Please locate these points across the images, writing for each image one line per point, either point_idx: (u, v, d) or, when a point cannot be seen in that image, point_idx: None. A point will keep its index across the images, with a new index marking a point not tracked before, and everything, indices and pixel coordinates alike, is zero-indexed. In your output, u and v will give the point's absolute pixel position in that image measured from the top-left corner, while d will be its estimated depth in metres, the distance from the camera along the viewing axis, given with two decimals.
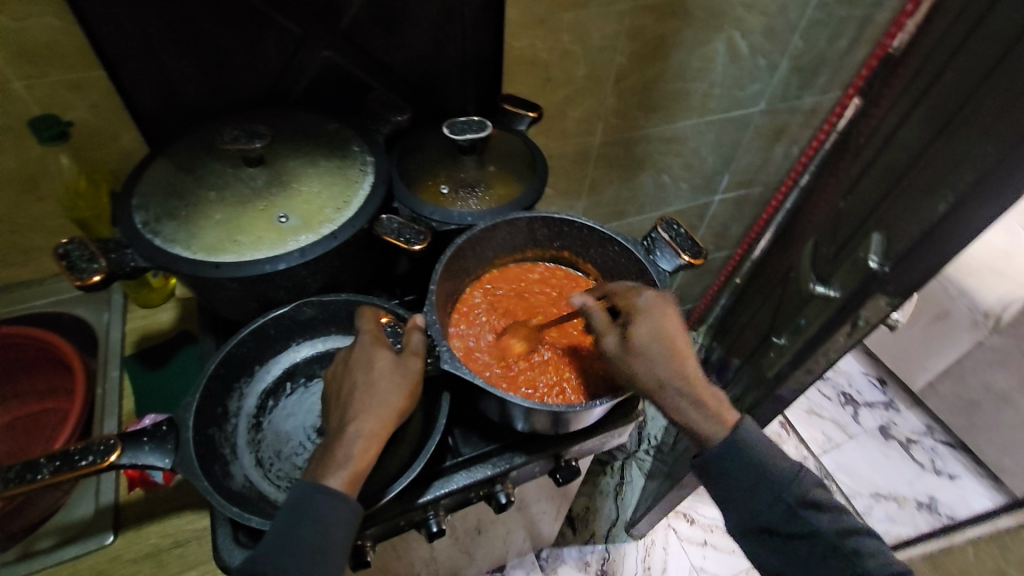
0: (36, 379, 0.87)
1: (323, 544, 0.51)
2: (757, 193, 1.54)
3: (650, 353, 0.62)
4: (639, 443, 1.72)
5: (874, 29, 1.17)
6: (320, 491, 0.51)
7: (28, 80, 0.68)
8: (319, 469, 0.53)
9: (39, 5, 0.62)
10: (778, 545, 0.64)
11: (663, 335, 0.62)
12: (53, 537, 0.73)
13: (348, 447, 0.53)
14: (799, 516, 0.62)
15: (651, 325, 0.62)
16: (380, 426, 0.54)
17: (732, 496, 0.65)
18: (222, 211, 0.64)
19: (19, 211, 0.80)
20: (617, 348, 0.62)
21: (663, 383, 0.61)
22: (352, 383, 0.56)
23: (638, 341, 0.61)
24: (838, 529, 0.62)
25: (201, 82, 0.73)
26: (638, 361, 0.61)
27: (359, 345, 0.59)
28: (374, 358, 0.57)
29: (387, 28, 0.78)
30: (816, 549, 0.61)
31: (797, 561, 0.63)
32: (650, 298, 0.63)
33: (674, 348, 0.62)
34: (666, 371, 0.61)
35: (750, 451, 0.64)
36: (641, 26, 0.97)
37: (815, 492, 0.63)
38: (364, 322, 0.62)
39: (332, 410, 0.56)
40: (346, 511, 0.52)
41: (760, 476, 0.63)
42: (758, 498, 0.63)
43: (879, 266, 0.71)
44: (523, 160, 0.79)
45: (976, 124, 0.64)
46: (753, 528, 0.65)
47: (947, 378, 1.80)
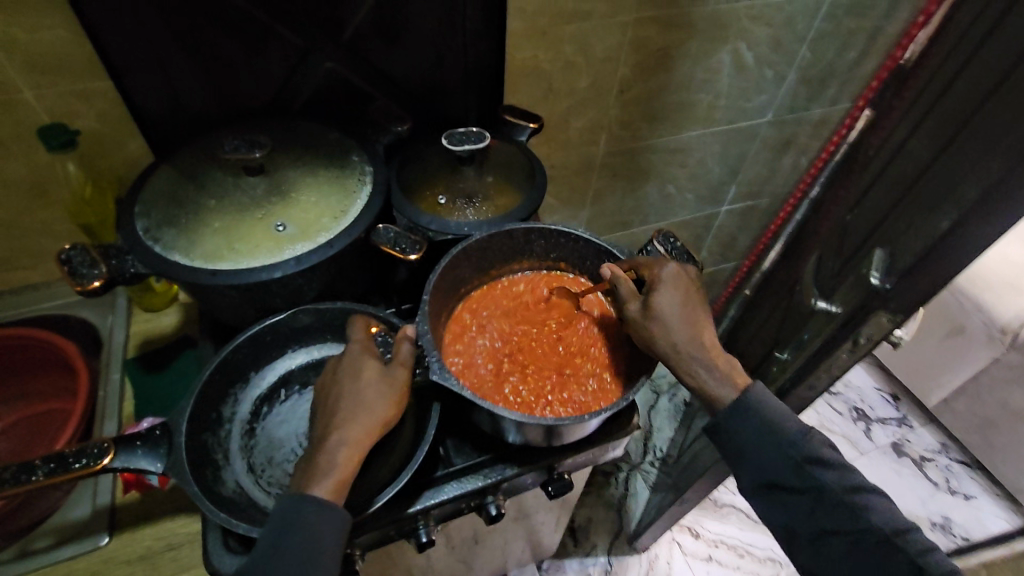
0: (43, 379, 0.89)
1: (315, 550, 0.51)
2: (765, 205, 1.53)
3: (669, 318, 0.64)
4: (644, 454, 1.72)
5: (884, 41, 1.16)
6: (305, 500, 0.52)
7: (38, 89, 0.69)
8: (303, 477, 0.53)
9: (48, 17, 0.64)
10: (786, 499, 0.63)
11: (683, 302, 0.65)
12: (51, 537, 0.74)
13: (333, 455, 0.53)
14: (804, 469, 0.61)
15: (670, 293, 0.65)
16: (365, 434, 0.54)
17: (745, 455, 0.64)
18: (221, 219, 0.65)
19: (28, 215, 0.82)
20: (639, 313, 0.65)
21: (679, 349, 0.63)
22: (339, 392, 0.57)
23: (657, 307, 0.64)
24: (845, 486, 0.61)
25: (205, 92, 0.75)
26: (656, 325, 0.64)
27: (347, 354, 0.60)
28: (361, 367, 0.58)
29: (390, 40, 0.79)
30: (821, 503, 0.61)
31: (802, 517, 0.62)
32: (671, 271, 0.67)
33: (694, 318, 0.65)
34: (684, 336, 0.64)
35: (760, 412, 0.63)
36: (645, 37, 0.97)
37: (822, 450, 0.62)
38: (354, 331, 0.62)
39: (318, 417, 0.57)
40: (334, 517, 0.52)
41: (767, 432, 0.63)
42: (765, 453, 0.63)
43: (881, 284, 0.71)
44: (522, 170, 0.79)
45: (980, 139, 0.63)
46: (762, 485, 0.64)
47: (962, 395, 1.76)
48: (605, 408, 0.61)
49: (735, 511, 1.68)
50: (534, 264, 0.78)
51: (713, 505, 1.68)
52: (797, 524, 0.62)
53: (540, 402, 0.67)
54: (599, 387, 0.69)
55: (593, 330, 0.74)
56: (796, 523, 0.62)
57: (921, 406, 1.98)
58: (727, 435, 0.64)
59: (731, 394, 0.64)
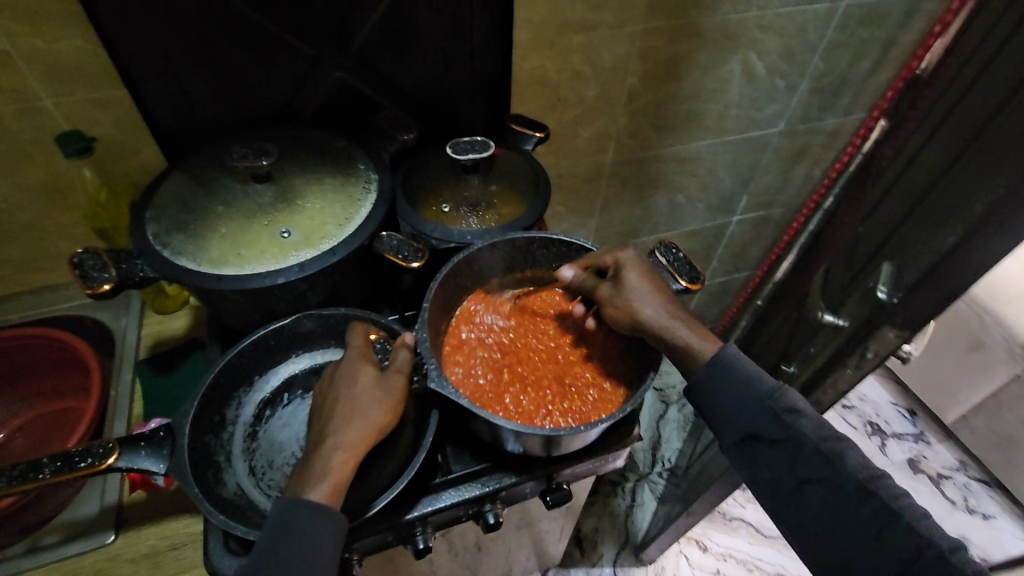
0: (58, 378, 0.91)
1: (312, 554, 0.52)
2: (777, 215, 1.51)
3: (641, 289, 0.67)
4: (652, 464, 1.70)
5: (899, 51, 1.14)
6: (301, 503, 0.52)
7: (57, 98, 0.72)
8: (300, 482, 0.54)
9: (67, 28, 0.66)
10: (764, 452, 0.62)
11: (649, 273, 0.68)
12: (59, 533, 0.76)
13: (328, 460, 0.54)
14: (780, 418, 0.62)
15: (636, 269, 0.68)
16: (361, 439, 0.55)
17: (725, 412, 0.64)
18: (228, 226, 0.67)
19: (47, 219, 0.84)
20: (611, 292, 0.68)
21: (662, 317, 0.65)
22: (335, 397, 0.58)
23: (629, 282, 0.67)
24: (818, 434, 0.61)
25: (218, 99, 0.77)
26: (633, 301, 0.67)
27: (346, 360, 0.61)
28: (359, 372, 0.59)
29: (398, 50, 0.81)
30: (799, 453, 0.60)
31: (780, 469, 0.61)
32: (630, 250, 0.70)
33: (663, 288, 0.68)
34: (660, 305, 0.66)
35: (739, 372, 0.64)
36: (653, 47, 0.97)
37: (795, 400, 0.63)
38: (353, 339, 0.63)
39: (316, 422, 0.58)
40: (331, 520, 0.53)
41: (742, 385, 0.64)
42: (742, 407, 0.63)
43: (888, 298, 0.69)
44: (526, 180, 0.80)
45: (989, 153, 0.62)
46: (742, 438, 0.64)
47: (981, 411, 1.71)
48: (606, 417, 0.61)
49: (745, 525, 1.65)
50: (537, 274, 0.79)
51: (722, 518, 1.66)
52: (777, 477, 0.61)
53: (541, 412, 0.67)
54: (600, 396, 0.69)
55: (593, 341, 0.74)
56: (775, 476, 0.62)
57: (938, 421, 1.94)
58: (710, 394, 0.65)
59: (720, 357, 0.65)
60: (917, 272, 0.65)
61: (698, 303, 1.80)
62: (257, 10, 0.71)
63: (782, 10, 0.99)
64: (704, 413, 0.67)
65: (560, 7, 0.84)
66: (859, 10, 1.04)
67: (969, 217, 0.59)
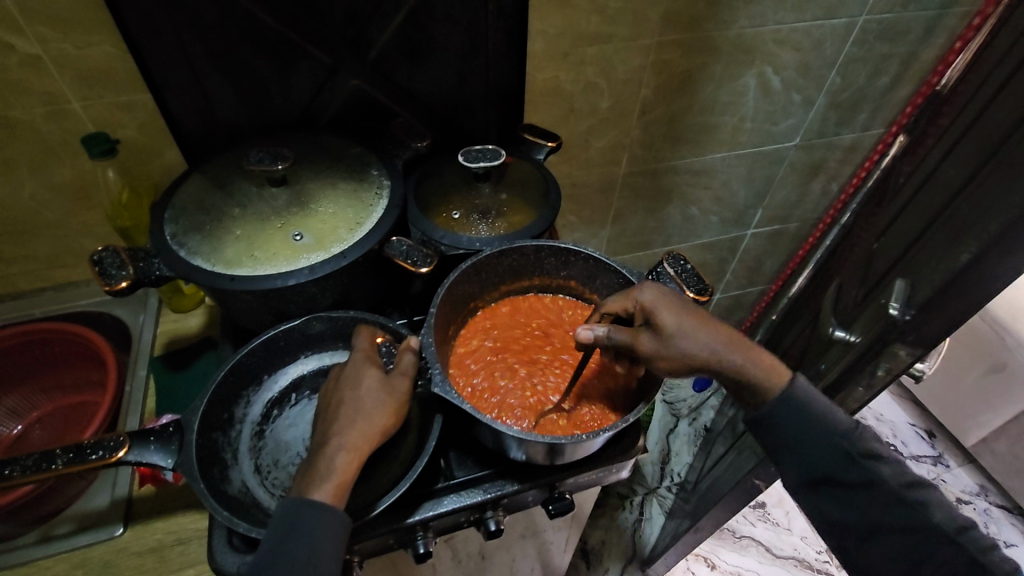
0: (76, 372, 0.94)
1: (315, 556, 0.52)
2: (793, 229, 1.50)
3: (685, 332, 0.63)
4: (662, 479, 1.68)
5: (919, 67, 1.14)
6: (306, 503, 0.53)
7: (85, 101, 0.74)
8: (302, 481, 0.54)
9: (96, 35, 0.69)
10: (840, 496, 0.62)
11: (683, 311, 0.64)
12: (71, 524, 0.77)
13: (331, 459, 0.55)
14: (859, 463, 0.62)
15: (670, 310, 0.64)
16: (365, 439, 0.56)
17: (795, 454, 0.64)
18: (243, 228, 0.68)
19: (71, 217, 0.87)
20: (655, 345, 0.63)
21: (716, 350, 0.64)
22: (340, 397, 0.59)
23: (671, 328, 0.63)
24: (900, 481, 0.61)
25: (238, 105, 0.80)
26: (684, 348, 0.62)
27: (351, 362, 0.62)
28: (364, 375, 0.60)
29: (414, 59, 0.82)
30: (878, 499, 0.61)
31: (859, 512, 0.62)
32: (651, 289, 0.65)
33: (700, 322, 0.64)
34: (706, 343, 0.63)
35: (808, 409, 0.63)
36: (668, 60, 0.97)
37: (874, 444, 0.62)
38: (359, 342, 0.64)
39: (321, 421, 0.58)
40: (335, 520, 0.53)
41: (813, 426, 0.63)
42: (815, 451, 0.63)
43: (900, 314, 0.67)
44: (536, 188, 0.80)
45: (1005, 171, 0.61)
46: (814, 480, 0.64)
47: (1003, 436, 1.67)
48: (611, 426, 0.61)
49: (755, 544, 1.62)
50: (543, 282, 0.79)
51: (731, 536, 1.63)
52: (853, 519, 0.62)
53: (559, 420, 0.69)
54: (618, 404, 0.71)
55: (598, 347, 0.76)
56: (853, 519, 0.62)
57: (958, 444, 1.89)
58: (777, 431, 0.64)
59: (787, 391, 0.63)
60: (929, 289, 0.64)
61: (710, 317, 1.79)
62: (278, 19, 0.73)
63: (799, 25, 0.99)
64: (769, 449, 0.66)
65: (574, 20, 0.85)
66: (877, 26, 1.04)
67: (982, 234, 0.58)
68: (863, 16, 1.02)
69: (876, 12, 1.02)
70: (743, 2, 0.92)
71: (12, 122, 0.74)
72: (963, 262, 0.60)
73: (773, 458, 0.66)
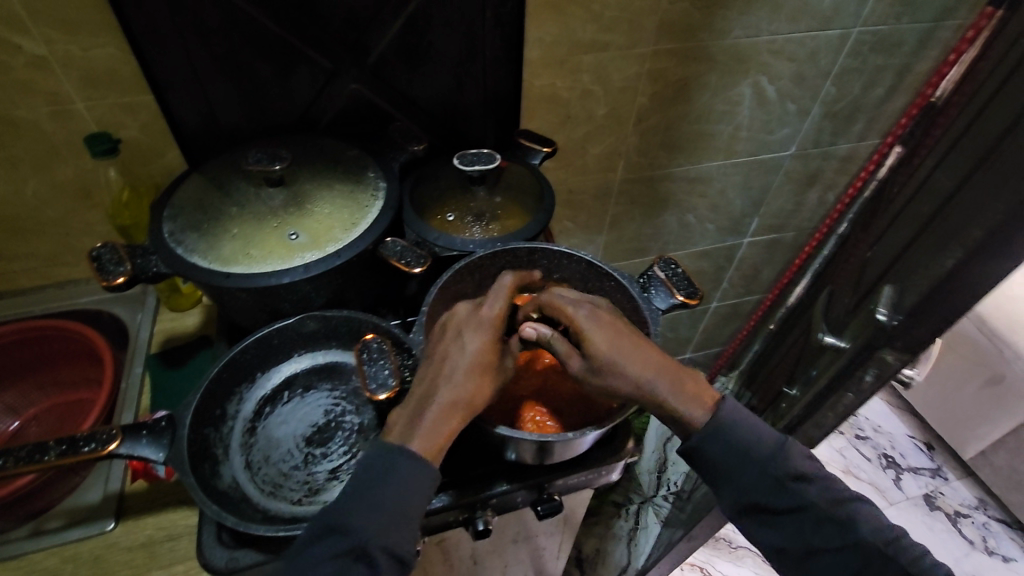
0: (74, 369, 0.95)
1: (401, 510, 0.53)
2: (790, 238, 1.51)
3: (615, 362, 0.60)
4: (657, 488, 1.65)
5: (914, 78, 1.15)
6: (403, 457, 0.54)
7: (89, 102, 0.76)
8: (404, 431, 0.56)
9: (100, 37, 0.71)
10: (770, 519, 0.62)
11: (616, 334, 0.61)
12: (62, 519, 0.77)
13: (433, 419, 0.55)
14: (785, 486, 0.61)
15: (603, 337, 0.61)
16: (462, 411, 0.56)
17: (722, 477, 0.63)
18: (240, 226, 0.69)
19: (73, 216, 0.88)
20: (583, 369, 0.61)
21: (645, 385, 0.60)
22: (445, 356, 0.59)
23: (603, 351, 0.60)
24: (826, 498, 0.62)
25: (239, 108, 0.81)
26: (611, 375, 0.60)
27: (468, 323, 0.60)
28: (478, 345, 0.59)
29: (412, 64, 0.84)
30: (807, 520, 0.61)
31: (787, 534, 0.62)
32: (588, 312, 0.62)
33: (635, 351, 0.61)
34: (638, 371, 0.60)
35: (740, 434, 0.62)
36: (663, 69, 0.99)
37: (800, 463, 0.63)
38: (483, 309, 0.62)
39: (425, 372, 0.59)
40: (425, 478, 0.54)
41: (741, 448, 0.62)
42: (744, 478, 0.62)
43: (888, 320, 0.68)
44: (532, 193, 0.81)
45: (991, 179, 0.61)
46: (747, 507, 0.63)
47: (1002, 449, 1.65)
48: (596, 426, 0.62)
49: (751, 554, 1.62)
50: None
51: (727, 546, 1.63)
52: (786, 543, 0.62)
53: (543, 420, 0.69)
54: (600, 406, 0.70)
55: None
56: (781, 541, 0.63)
57: (957, 457, 1.88)
58: (703, 456, 0.62)
59: (714, 421, 0.62)
60: (916, 294, 0.65)
61: (708, 325, 1.79)
62: (279, 24, 0.75)
63: (793, 35, 1.01)
64: (704, 476, 0.64)
65: (570, 28, 0.87)
66: (871, 37, 1.05)
67: (966, 241, 0.59)
68: (857, 28, 1.03)
69: (870, 24, 1.03)
70: (737, 13, 0.94)
71: (15, 122, 0.75)
72: (948, 268, 0.60)
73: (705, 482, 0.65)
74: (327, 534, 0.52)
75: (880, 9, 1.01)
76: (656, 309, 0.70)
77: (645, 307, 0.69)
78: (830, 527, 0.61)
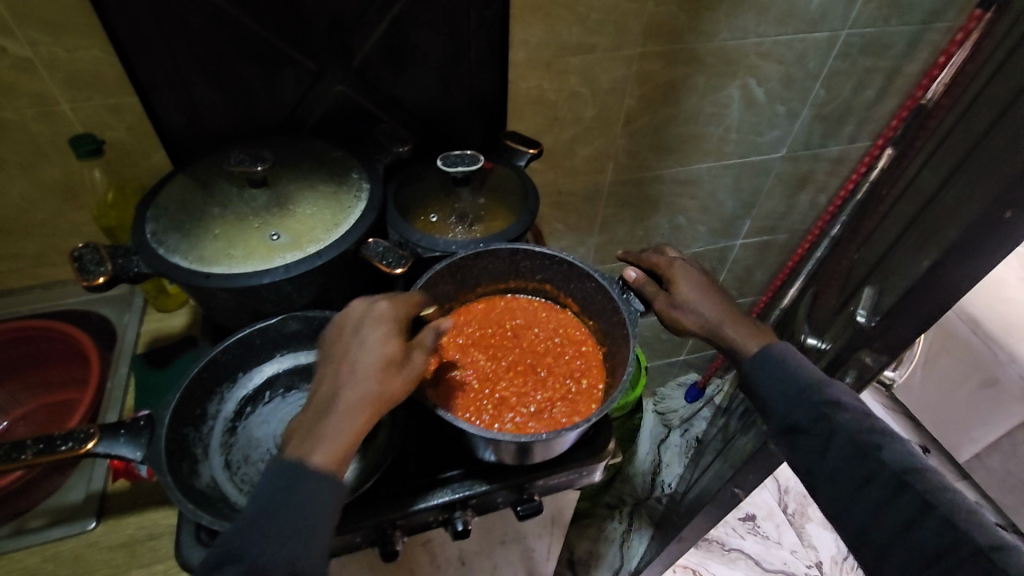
0: (60, 369, 0.95)
1: (311, 526, 0.52)
2: (782, 240, 1.51)
3: (693, 300, 0.71)
4: (651, 489, 1.66)
5: (904, 80, 1.15)
6: (308, 467, 0.53)
7: (73, 103, 0.76)
8: (305, 442, 0.54)
9: (84, 39, 0.71)
10: (801, 442, 0.64)
11: (695, 277, 0.73)
12: (44, 518, 0.77)
13: (335, 421, 0.54)
14: (816, 409, 0.63)
15: (688, 280, 0.73)
16: (369, 407, 0.55)
17: (766, 399, 0.67)
18: (221, 227, 0.70)
19: (60, 217, 0.88)
20: (666, 304, 0.72)
21: (716, 320, 0.71)
22: (344, 359, 0.58)
23: (686, 290, 0.72)
24: (856, 427, 0.61)
25: (224, 110, 0.82)
26: (689, 309, 0.71)
27: (366, 320, 0.61)
28: (383, 339, 0.58)
29: (398, 66, 0.84)
30: (834, 444, 0.61)
31: (813, 458, 0.63)
32: (681, 263, 0.75)
33: (714, 295, 0.73)
34: (711, 307, 0.71)
35: (783, 364, 0.67)
36: (651, 71, 0.99)
37: (836, 394, 0.64)
38: (378, 305, 0.62)
39: (327, 378, 0.58)
40: (332, 488, 0.53)
41: (783, 375, 0.66)
42: (777, 399, 0.66)
43: (867, 321, 0.70)
44: (516, 193, 0.82)
45: (968, 181, 0.62)
46: (783, 428, 0.65)
47: (996, 452, 1.65)
48: (578, 424, 0.62)
49: (744, 557, 1.61)
50: (518, 286, 0.80)
51: (720, 548, 1.63)
52: (812, 465, 0.63)
53: (522, 421, 0.69)
54: (580, 409, 0.71)
55: (569, 351, 0.77)
56: (810, 465, 0.63)
57: (952, 460, 1.87)
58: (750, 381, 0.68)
59: (768, 353, 0.68)
60: (897, 295, 0.65)
61: None
62: (263, 26, 0.75)
63: (781, 37, 1.01)
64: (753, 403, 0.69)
65: (556, 29, 0.87)
66: (860, 39, 1.05)
67: (943, 242, 0.60)
68: (846, 30, 1.03)
69: (859, 26, 1.03)
70: (724, 15, 0.94)
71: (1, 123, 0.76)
72: (924, 269, 0.62)
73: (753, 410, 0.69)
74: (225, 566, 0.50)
75: (868, 12, 1.01)
76: (635, 311, 0.71)
77: (624, 308, 0.70)
78: (850, 450, 0.61)
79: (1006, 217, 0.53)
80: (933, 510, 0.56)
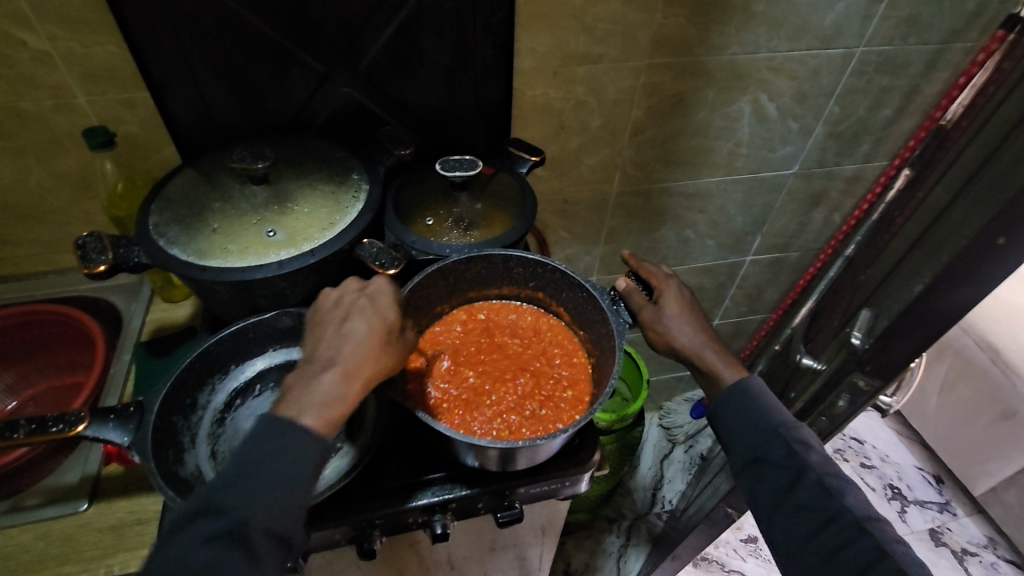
0: (62, 354, 0.97)
1: (292, 488, 0.52)
2: (794, 258, 1.48)
3: (678, 320, 0.72)
4: (652, 505, 1.64)
5: (923, 101, 1.12)
6: (297, 429, 0.54)
7: (90, 96, 0.79)
8: (298, 406, 0.55)
9: (101, 35, 0.74)
10: (769, 476, 0.63)
11: (685, 298, 0.74)
12: (39, 497, 0.79)
13: (323, 387, 0.56)
14: (790, 446, 0.63)
15: (676, 299, 0.74)
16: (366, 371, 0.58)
17: (736, 431, 0.67)
18: (221, 221, 0.71)
19: (75, 207, 0.91)
20: (652, 317, 0.72)
21: (695, 343, 0.72)
22: (338, 329, 0.60)
23: (673, 308, 0.73)
24: (824, 467, 0.62)
25: (233, 107, 0.84)
26: (673, 328, 0.72)
27: (365, 298, 0.62)
28: (379, 314, 0.61)
29: (404, 71, 0.86)
30: (803, 479, 0.61)
31: (777, 492, 0.62)
32: (675, 283, 0.75)
33: (699, 318, 0.74)
34: (694, 330, 0.72)
35: (754, 400, 0.67)
36: (658, 83, 0.98)
37: (806, 434, 0.65)
38: (376, 281, 0.64)
39: (321, 345, 0.60)
40: (316, 454, 0.54)
41: (755, 411, 0.67)
42: (751, 430, 0.66)
43: (861, 343, 0.69)
44: (514, 199, 0.82)
45: (967, 205, 0.61)
46: (751, 460, 0.65)
47: (1014, 486, 1.59)
48: (562, 430, 0.61)
49: None
50: (512, 292, 0.81)
51: (719, 569, 1.60)
52: (778, 500, 0.62)
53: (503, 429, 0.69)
54: (560, 418, 0.71)
55: (559, 358, 0.77)
56: (773, 498, 0.63)
57: (968, 493, 1.81)
58: (720, 412, 0.69)
59: (742, 383, 0.69)
60: (891, 318, 0.65)
61: None
62: (272, 27, 0.77)
63: (794, 53, 1.00)
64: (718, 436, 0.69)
65: (564, 38, 0.88)
66: (876, 57, 1.04)
67: (937, 266, 0.60)
68: (862, 47, 1.01)
69: (875, 44, 1.01)
70: (735, 28, 0.94)
71: (21, 113, 0.79)
72: (917, 293, 0.61)
73: (718, 438, 0.69)
74: (202, 519, 0.50)
75: (884, 30, 0.99)
76: (624, 322, 0.70)
77: (613, 318, 0.69)
78: (818, 491, 0.61)
79: (999, 243, 0.54)
80: (888, 558, 0.55)
